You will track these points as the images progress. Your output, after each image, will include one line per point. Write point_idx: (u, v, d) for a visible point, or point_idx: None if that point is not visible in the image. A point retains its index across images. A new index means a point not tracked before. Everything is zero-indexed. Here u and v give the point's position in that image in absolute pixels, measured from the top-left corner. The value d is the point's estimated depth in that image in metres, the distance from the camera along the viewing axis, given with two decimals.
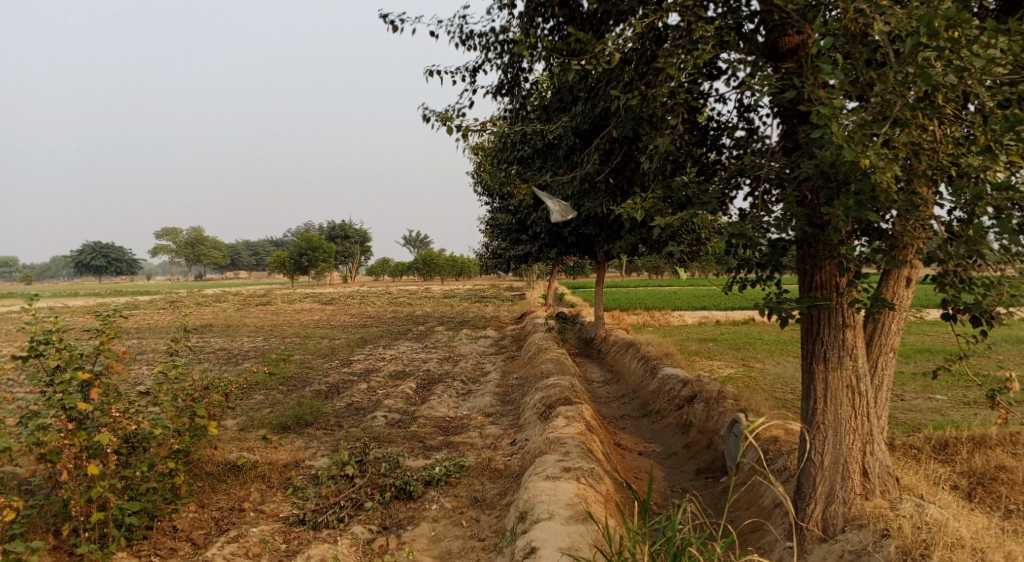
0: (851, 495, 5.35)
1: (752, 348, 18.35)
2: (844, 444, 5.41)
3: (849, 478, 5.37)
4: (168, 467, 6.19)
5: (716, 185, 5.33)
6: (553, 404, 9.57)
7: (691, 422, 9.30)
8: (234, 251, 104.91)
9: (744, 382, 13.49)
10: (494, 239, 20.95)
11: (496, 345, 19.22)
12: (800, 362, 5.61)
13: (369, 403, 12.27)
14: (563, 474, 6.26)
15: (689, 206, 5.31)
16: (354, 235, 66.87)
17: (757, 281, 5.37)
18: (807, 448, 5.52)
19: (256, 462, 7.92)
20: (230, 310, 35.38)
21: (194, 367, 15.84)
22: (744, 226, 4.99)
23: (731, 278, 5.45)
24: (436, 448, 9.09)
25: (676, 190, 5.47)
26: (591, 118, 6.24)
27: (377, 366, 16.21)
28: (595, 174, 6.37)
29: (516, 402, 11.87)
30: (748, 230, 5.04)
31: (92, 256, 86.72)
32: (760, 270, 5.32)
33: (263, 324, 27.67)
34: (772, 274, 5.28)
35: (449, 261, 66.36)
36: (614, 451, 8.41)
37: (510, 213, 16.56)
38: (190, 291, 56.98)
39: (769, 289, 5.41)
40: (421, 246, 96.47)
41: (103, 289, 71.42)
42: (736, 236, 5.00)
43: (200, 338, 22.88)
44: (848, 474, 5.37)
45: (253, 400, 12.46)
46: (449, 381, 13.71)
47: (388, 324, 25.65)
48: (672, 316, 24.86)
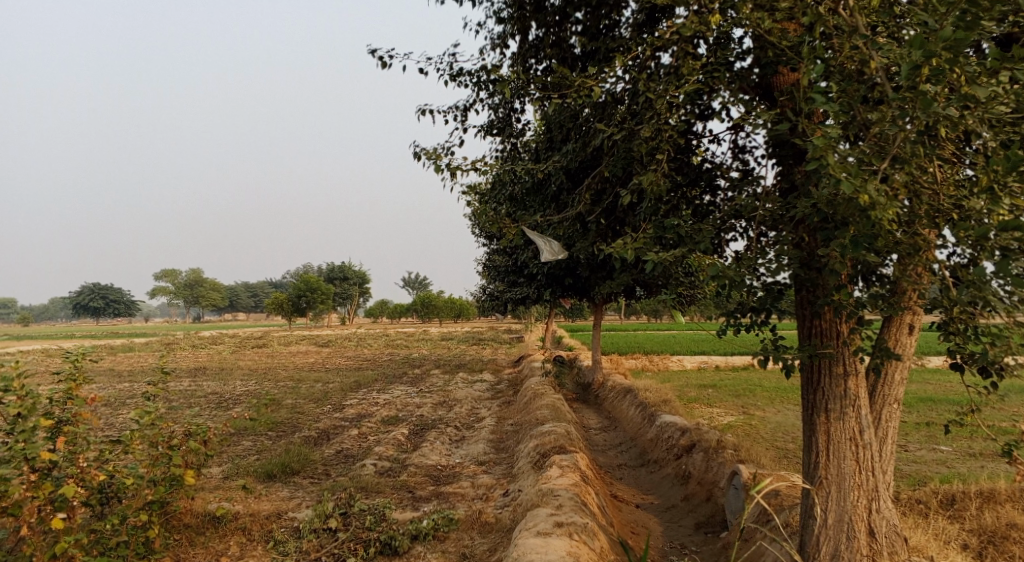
0: (856, 556, 5.08)
1: (752, 395, 18.04)
2: (848, 501, 5.14)
3: (855, 537, 5.10)
4: (140, 519, 5.92)
5: (709, 226, 5.17)
6: (547, 453, 9.28)
7: (689, 472, 9.01)
8: (233, 293, 104.81)
9: (744, 429, 13.19)
10: (491, 282, 20.79)
11: (492, 390, 18.91)
12: (801, 413, 5.37)
13: (359, 449, 11.96)
14: (554, 530, 5.97)
15: (682, 248, 5.13)
16: (352, 277, 66.76)
17: (753, 326, 5.17)
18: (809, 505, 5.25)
19: (237, 513, 7.62)
20: (226, 352, 35.12)
21: (184, 412, 15.53)
22: (738, 269, 4.81)
23: (726, 323, 5.24)
24: (425, 498, 8.78)
25: (668, 231, 5.31)
26: (582, 157, 6.11)
27: (370, 410, 15.90)
28: (587, 215, 6.21)
29: (509, 450, 11.56)
30: (743, 273, 4.86)
31: (90, 297, 86.50)
32: (755, 315, 5.12)
33: (258, 366, 27.38)
34: (768, 319, 5.08)
35: (448, 304, 66.13)
36: (609, 503, 8.10)
37: (506, 255, 16.43)
38: (186, 332, 56.66)
39: (765, 335, 5.21)
40: (420, 288, 96.34)
41: (99, 330, 71.10)
42: (731, 280, 4.81)
43: (192, 381, 22.57)
44: (853, 533, 5.10)
45: (240, 447, 12.15)
46: (442, 427, 13.41)
47: (383, 367, 25.37)
48: (670, 361, 24.56)
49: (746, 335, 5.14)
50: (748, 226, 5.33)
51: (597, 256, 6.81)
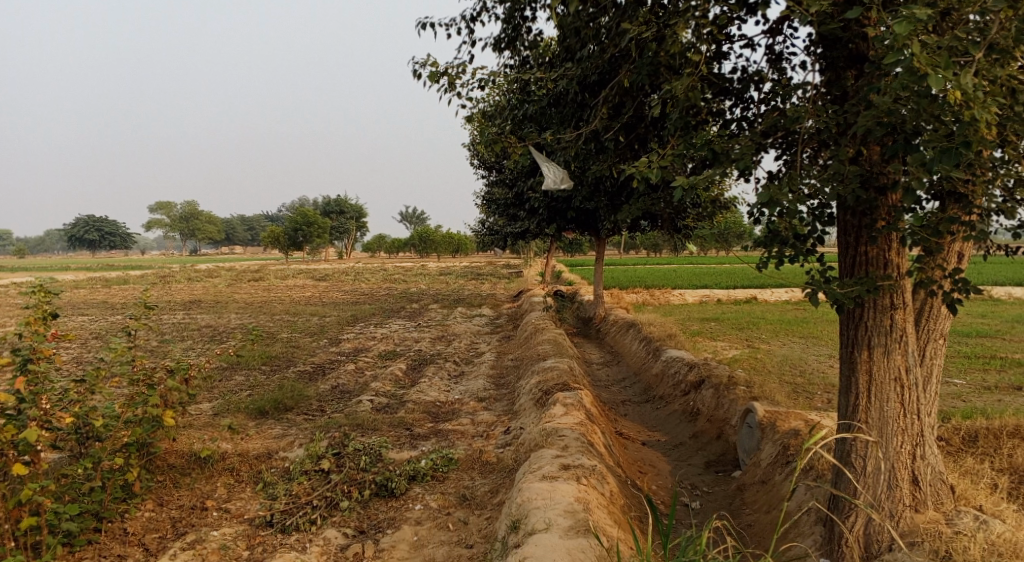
0: (900, 507, 4.73)
1: (756, 329, 17.68)
2: (892, 448, 4.75)
3: (898, 486, 4.74)
4: (116, 463, 5.52)
5: (745, 140, 4.64)
6: (550, 390, 8.89)
7: (699, 409, 8.63)
8: (229, 226, 104.11)
9: (751, 364, 12.82)
10: (490, 214, 20.22)
11: (491, 324, 18.53)
12: (840, 350, 4.92)
13: (356, 385, 11.58)
14: (560, 474, 5.57)
15: (714, 165, 4.61)
16: (349, 211, 65.98)
17: (794, 255, 4.70)
18: (847, 450, 4.88)
19: (225, 453, 7.25)
20: (221, 285, 34.68)
21: (176, 347, 15.16)
22: (783, 185, 4.36)
23: (767, 255, 4.70)
24: (424, 436, 8.42)
25: (698, 146, 4.78)
26: (601, 67, 5.50)
27: (367, 345, 15.53)
28: (605, 133, 5.64)
29: (511, 386, 11.18)
30: (787, 191, 4.40)
31: (85, 230, 85.74)
32: (798, 240, 4.65)
33: (254, 300, 26.97)
34: (812, 246, 4.62)
35: (446, 239, 65.54)
36: (616, 442, 7.77)
37: (506, 186, 15.80)
38: (183, 266, 56.30)
39: (807, 265, 4.75)
40: (417, 222, 95.53)
41: (95, 263, 70.70)
42: (775, 198, 4.35)
43: (186, 315, 22.18)
44: (897, 483, 4.74)
45: (232, 383, 11.78)
46: (441, 362, 13.05)
47: (382, 301, 24.95)
48: (672, 294, 24.17)
49: (792, 265, 4.64)
50: (784, 141, 4.81)
51: (610, 178, 6.24)
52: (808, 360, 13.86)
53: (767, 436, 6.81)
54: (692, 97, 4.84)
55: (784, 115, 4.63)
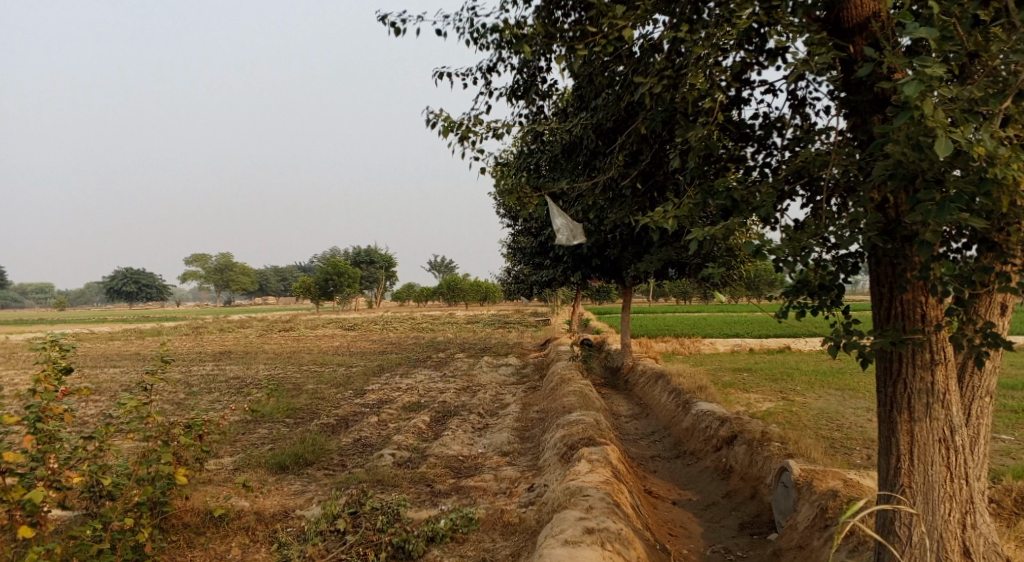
0: None
1: (790, 379, 17.21)
2: (938, 515, 4.44)
3: (947, 558, 4.41)
4: (125, 524, 5.38)
5: (768, 186, 4.47)
6: (574, 444, 8.62)
7: (731, 466, 8.28)
8: (261, 276, 105.45)
9: (784, 417, 12.41)
10: (516, 263, 20.13)
11: (517, 374, 18.28)
12: (878, 409, 4.64)
13: (379, 438, 11.38)
14: (583, 539, 5.31)
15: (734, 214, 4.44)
16: (379, 260, 66.46)
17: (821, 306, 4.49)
18: (888, 517, 4.57)
19: (241, 511, 7.07)
20: (251, 335, 34.84)
21: (201, 399, 15.11)
22: (803, 234, 4.19)
23: (788, 304, 4.51)
24: (445, 493, 8.17)
25: (717, 194, 4.63)
26: (617, 115, 5.39)
27: (391, 396, 15.35)
28: (623, 181, 5.51)
29: (535, 439, 10.90)
30: (808, 240, 4.22)
31: (122, 281, 87.30)
32: (825, 291, 4.45)
33: (282, 349, 27.00)
34: (839, 297, 4.42)
35: (475, 288, 65.64)
36: (643, 501, 7.45)
37: (531, 235, 15.73)
38: (216, 316, 56.88)
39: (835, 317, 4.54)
40: (446, 270, 95.97)
41: (130, 313, 71.72)
42: (794, 247, 4.18)
43: (215, 365, 22.22)
44: (946, 554, 4.41)
45: (254, 436, 11.64)
46: (465, 414, 12.81)
47: (409, 351, 24.83)
48: (702, 343, 23.74)
49: (815, 316, 4.44)
50: (809, 188, 4.63)
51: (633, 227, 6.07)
52: (844, 413, 13.39)
53: (803, 497, 6.46)
54: (710, 145, 4.70)
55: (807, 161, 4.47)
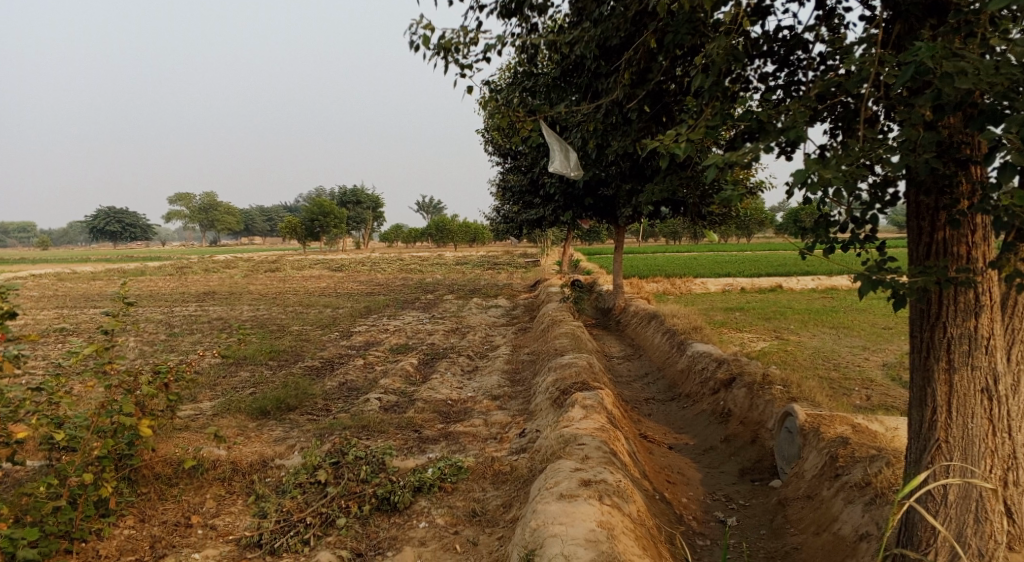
0: (989, 544, 4.18)
1: (784, 318, 16.94)
2: (978, 473, 4.20)
3: (986, 520, 4.18)
4: (83, 479, 5.01)
5: (797, 104, 3.99)
6: (568, 389, 8.25)
7: (729, 410, 7.96)
8: (247, 216, 104.18)
9: (780, 358, 12.11)
10: (505, 202, 19.58)
11: (507, 315, 17.90)
12: (913, 357, 4.38)
13: (364, 382, 11.00)
14: (580, 493, 4.97)
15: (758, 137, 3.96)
16: (366, 201, 65.46)
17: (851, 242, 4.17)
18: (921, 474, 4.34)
19: (217, 460, 6.71)
20: (237, 276, 34.30)
21: (181, 342, 14.70)
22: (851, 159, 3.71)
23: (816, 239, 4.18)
24: (433, 439, 7.82)
25: (737, 117, 4.14)
26: (624, 30, 4.84)
27: (378, 338, 14.98)
28: (628, 103, 5.02)
29: (527, 383, 10.56)
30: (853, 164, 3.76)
31: (106, 222, 85.97)
32: (857, 225, 4.14)
33: (268, 291, 26.51)
34: (872, 233, 4.11)
35: (463, 228, 65.00)
36: (640, 447, 7.15)
37: (521, 172, 15.15)
38: (202, 257, 56.14)
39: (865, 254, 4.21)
40: (434, 211, 94.82)
41: (116, 254, 70.94)
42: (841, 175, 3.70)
43: (199, 307, 21.75)
44: (985, 515, 4.18)
45: (235, 380, 11.27)
46: (453, 356, 12.46)
47: (397, 292, 24.37)
48: (694, 283, 23.42)
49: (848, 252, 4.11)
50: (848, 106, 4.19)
51: (635, 155, 5.57)
52: (840, 352, 13.11)
53: (810, 444, 6.13)
54: (730, 57, 4.19)
55: (841, 76, 3.99)
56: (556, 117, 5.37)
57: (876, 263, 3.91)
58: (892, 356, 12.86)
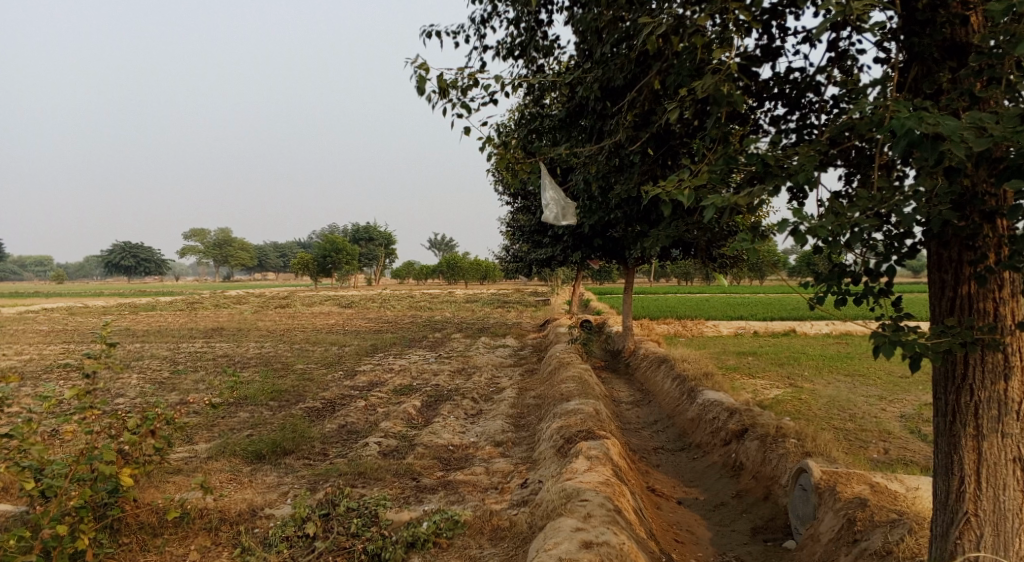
0: None
1: (797, 365, 16.54)
2: (1012, 548, 4.00)
3: None
4: (56, 531, 4.76)
5: (807, 149, 3.79)
6: (571, 438, 7.95)
7: (742, 463, 7.65)
8: (261, 252, 104.81)
9: (793, 406, 11.76)
10: (515, 241, 19.42)
11: (515, 356, 17.59)
12: (939, 420, 4.19)
13: (365, 424, 10.72)
14: (579, 557, 4.68)
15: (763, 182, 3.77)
16: (378, 238, 65.54)
17: (866, 294, 3.89)
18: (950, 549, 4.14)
19: (205, 509, 6.44)
20: (247, 311, 34.22)
21: (184, 379, 14.48)
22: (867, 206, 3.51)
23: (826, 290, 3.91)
24: (431, 488, 7.51)
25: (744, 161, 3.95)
26: (628, 70, 4.67)
27: (382, 378, 14.70)
28: (632, 145, 4.84)
29: (531, 429, 10.24)
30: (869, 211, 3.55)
31: (121, 255, 86.56)
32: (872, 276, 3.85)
33: (276, 327, 26.34)
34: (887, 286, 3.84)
35: (474, 267, 65.01)
36: (646, 502, 6.84)
37: (530, 212, 14.99)
38: (214, 291, 56.25)
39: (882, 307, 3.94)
40: (447, 249, 94.87)
41: (129, 288, 71.34)
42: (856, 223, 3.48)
43: (206, 342, 21.58)
44: None
45: (234, 420, 11.01)
46: (458, 399, 12.17)
47: (405, 330, 24.17)
48: (705, 326, 23.04)
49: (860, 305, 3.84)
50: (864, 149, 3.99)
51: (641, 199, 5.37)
52: (856, 401, 12.73)
53: (825, 504, 5.81)
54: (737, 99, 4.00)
55: (855, 120, 3.78)
56: (558, 160, 5.19)
57: (893, 324, 3.65)
58: (910, 407, 12.44)
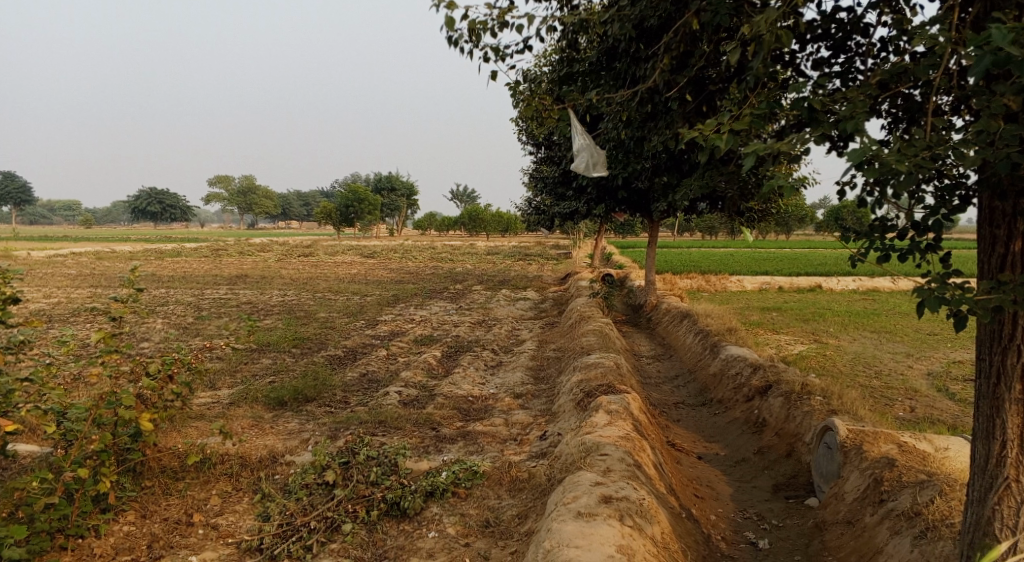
0: None
1: (823, 321, 16.32)
2: None
3: None
4: (78, 475, 4.79)
5: (860, 91, 3.60)
6: (593, 392, 7.87)
7: (764, 420, 7.55)
8: (285, 200, 105.12)
9: (818, 363, 11.60)
10: (537, 193, 19.20)
11: (536, 308, 17.52)
12: (981, 381, 4.07)
13: (386, 373, 10.74)
14: (599, 512, 4.63)
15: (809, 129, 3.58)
16: (401, 188, 65.34)
17: (910, 250, 3.70)
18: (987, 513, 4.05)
19: (225, 454, 6.48)
20: (271, 260, 34.41)
21: (208, 325, 14.59)
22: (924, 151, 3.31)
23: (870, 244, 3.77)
24: (450, 438, 7.50)
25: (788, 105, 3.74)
26: (663, 10, 4.47)
27: (403, 328, 14.72)
28: (667, 90, 4.65)
29: (551, 381, 10.20)
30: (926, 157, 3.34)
31: (148, 202, 87.22)
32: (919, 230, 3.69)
33: (299, 275, 26.46)
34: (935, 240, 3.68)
35: (497, 218, 64.76)
36: (666, 457, 6.78)
37: (554, 162, 14.74)
38: (239, 239, 56.63)
39: (927, 262, 3.77)
40: (469, 200, 94.42)
41: (156, 234, 71.99)
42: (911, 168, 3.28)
43: (230, 290, 21.74)
44: None
45: (256, 367, 11.08)
46: (478, 350, 12.15)
47: (427, 281, 24.16)
48: (729, 281, 22.79)
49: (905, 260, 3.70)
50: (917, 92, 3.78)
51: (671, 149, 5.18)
52: (882, 359, 12.55)
53: (851, 463, 5.71)
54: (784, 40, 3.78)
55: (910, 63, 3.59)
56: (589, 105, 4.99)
57: (937, 278, 3.50)
58: (937, 365, 12.24)
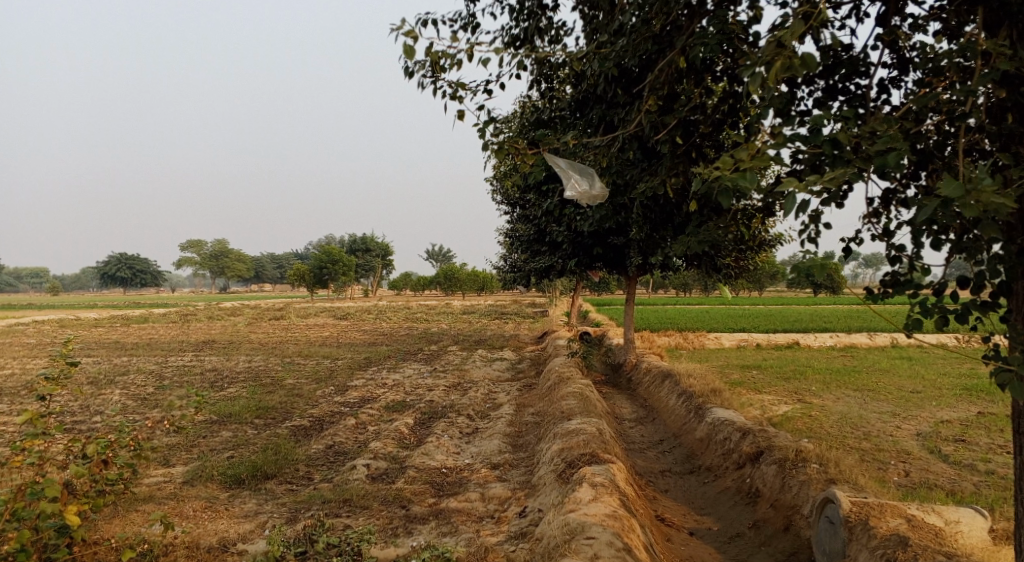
0: None
1: (804, 378, 15.97)
2: None
3: None
4: None
5: (887, 125, 3.57)
6: (575, 461, 7.36)
7: (758, 490, 7.09)
8: (257, 263, 104.12)
9: (805, 424, 11.20)
10: (512, 251, 18.87)
11: (512, 370, 16.98)
12: None
13: (354, 445, 10.10)
14: None
15: (840, 166, 3.53)
16: (375, 248, 64.89)
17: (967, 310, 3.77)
18: None
19: (171, 543, 5.86)
20: (241, 323, 33.52)
21: (167, 395, 13.83)
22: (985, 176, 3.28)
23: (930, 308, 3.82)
24: (421, 518, 6.92)
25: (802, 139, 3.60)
26: (644, 51, 4.30)
27: (375, 393, 14.09)
28: (656, 135, 4.43)
29: (530, 449, 9.65)
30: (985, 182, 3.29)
31: (117, 266, 85.75)
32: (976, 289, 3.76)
33: (268, 340, 25.67)
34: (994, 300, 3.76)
35: (471, 278, 64.47)
36: (656, 535, 6.28)
37: (528, 220, 14.45)
38: (209, 303, 55.57)
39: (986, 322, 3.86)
40: (445, 260, 93.98)
41: (124, 300, 70.61)
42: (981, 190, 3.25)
43: (194, 356, 20.91)
44: None
45: (215, 441, 10.39)
46: (452, 417, 11.57)
47: (400, 343, 23.52)
48: (707, 338, 22.43)
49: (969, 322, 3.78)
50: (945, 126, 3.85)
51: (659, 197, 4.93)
52: (869, 418, 12.18)
53: (857, 540, 5.21)
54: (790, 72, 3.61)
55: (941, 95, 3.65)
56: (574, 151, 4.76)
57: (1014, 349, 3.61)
58: (926, 424, 11.88)
